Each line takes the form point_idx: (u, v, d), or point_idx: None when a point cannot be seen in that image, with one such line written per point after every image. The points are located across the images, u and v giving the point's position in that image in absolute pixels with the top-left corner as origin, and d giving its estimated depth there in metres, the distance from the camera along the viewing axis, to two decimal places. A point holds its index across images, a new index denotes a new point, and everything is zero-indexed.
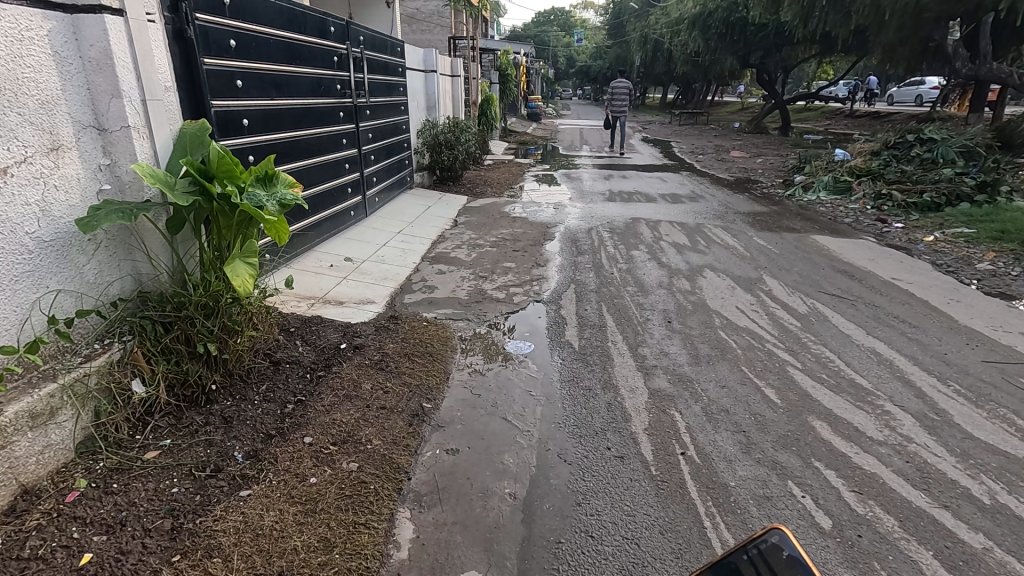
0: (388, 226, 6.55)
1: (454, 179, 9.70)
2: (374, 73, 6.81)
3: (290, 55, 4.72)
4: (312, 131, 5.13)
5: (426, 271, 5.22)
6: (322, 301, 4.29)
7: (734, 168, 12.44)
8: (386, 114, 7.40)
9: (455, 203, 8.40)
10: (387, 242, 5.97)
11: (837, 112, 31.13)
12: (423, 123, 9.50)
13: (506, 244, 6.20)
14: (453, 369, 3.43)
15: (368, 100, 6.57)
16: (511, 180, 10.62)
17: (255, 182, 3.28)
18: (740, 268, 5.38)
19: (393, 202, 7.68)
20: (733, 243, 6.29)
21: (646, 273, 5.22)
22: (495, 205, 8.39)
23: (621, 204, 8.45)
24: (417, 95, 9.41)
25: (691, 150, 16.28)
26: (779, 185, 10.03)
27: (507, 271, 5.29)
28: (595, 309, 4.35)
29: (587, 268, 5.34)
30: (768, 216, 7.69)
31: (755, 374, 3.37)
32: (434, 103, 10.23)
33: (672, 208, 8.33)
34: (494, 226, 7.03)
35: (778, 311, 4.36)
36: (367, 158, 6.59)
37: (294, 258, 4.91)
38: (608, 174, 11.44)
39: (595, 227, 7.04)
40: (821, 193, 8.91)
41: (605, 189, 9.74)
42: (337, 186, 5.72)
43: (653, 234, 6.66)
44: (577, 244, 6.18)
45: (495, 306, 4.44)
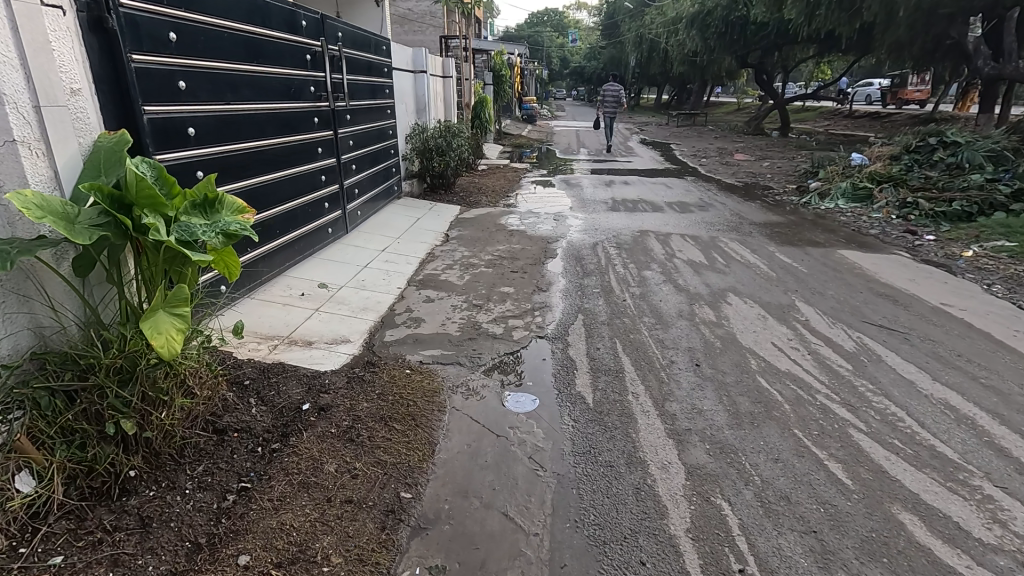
0: (372, 243, 5.91)
1: (445, 187, 9.05)
2: (355, 73, 6.15)
3: (251, 53, 4.05)
4: (279, 140, 4.46)
5: (412, 299, 4.57)
6: (286, 342, 3.64)
7: (741, 172, 11.86)
8: (370, 118, 6.74)
9: (448, 215, 7.77)
10: (370, 263, 5.33)
11: (836, 112, 30.71)
12: (412, 127, 8.86)
13: (503, 264, 5.56)
14: (441, 437, 2.77)
15: (348, 104, 5.92)
16: (507, 187, 9.98)
17: (191, 209, 2.62)
18: (769, 292, 4.76)
19: (379, 214, 7.04)
20: (755, 260, 5.68)
21: (663, 299, 4.60)
22: (491, 216, 7.76)
23: (626, 214, 7.83)
24: (405, 97, 8.78)
25: (693, 152, 15.70)
26: (792, 191, 9.45)
27: (505, 297, 4.65)
28: (609, 348, 3.71)
29: (595, 293, 4.71)
30: (786, 227, 7.09)
31: (811, 441, 2.74)
32: (424, 105, 9.59)
33: (681, 218, 7.72)
34: (490, 242, 6.38)
35: (822, 348, 3.74)
36: (348, 167, 5.94)
37: (258, 288, 4.25)
38: (609, 180, 10.84)
39: (600, 241, 6.41)
40: (839, 200, 8.33)
41: (607, 197, 9.13)
42: (311, 201, 5.07)
43: (665, 250, 6.03)
44: (583, 263, 5.54)
45: (492, 345, 3.79)
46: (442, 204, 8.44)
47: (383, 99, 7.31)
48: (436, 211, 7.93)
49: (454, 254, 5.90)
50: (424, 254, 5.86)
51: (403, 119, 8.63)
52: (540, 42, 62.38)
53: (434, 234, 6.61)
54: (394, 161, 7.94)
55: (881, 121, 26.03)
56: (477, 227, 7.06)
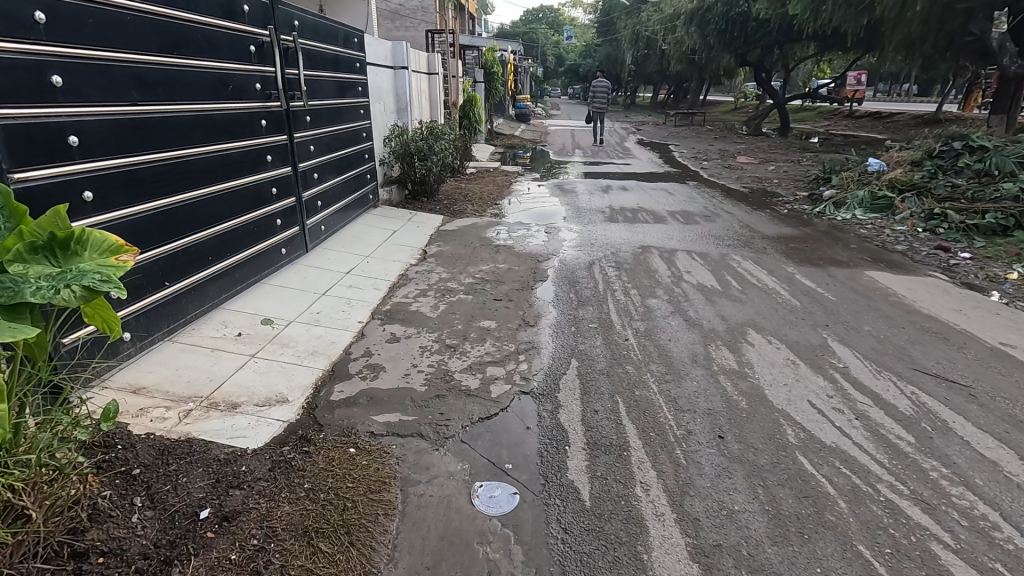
0: (336, 264, 5.17)
1: (428, 195, 8.30)
2: (316, 69, 5.38)
3: (168, 41, 3.29)
4: (210, 148, 3.70)
5: (373, 339, 3.84)
6: (203, 406, 2.90)
7: (746, 176, 11.17)
8: (337, 120, 5.98)
9: (429, 226, 7.04)
10: (329, 290, 4.59)
11: (836, 112, 30.12)
12: (391, 128, 8.11)
13: (484, 289, 4.83)
14: (385, 563, 2.04)
15: (308, 103, 5.18)
16: (496, 193, 9.26)
17: (36, 255, 1.88)
18: (795, 329, 4.05)
19: (349, 227, 6.30)
20: (774, 285, 4.97)
21: (671, 338, 3.88)
22: (476, 227, 7.03)
23: (626, 226, 7.12)
24: (383, 95, 8.04)
25: (694, 154, 15.01)
26: (803, 199, 8.76)
27: (485, 335, 3.92)
28: (609, 412, 2.99)
29: (592, 330, 3.99)
30: (804, 242, 6.40)
31: (885, 567, 2.03)
32: (406, 105, 8.84)
33: (685, 230, 7.02)
34: (472, 261, 5.64)
35: (872, 410, 3.03)
36: (309, 177, 5.20)
37: (183, 329, 3.50)
38: (605, 186, 10.12)
39: (597, 259, 5.70)
40: (856, 210, 7.67)
41: (604, 205, 8.42)
42: (258, 218, 4.33)
43: (671, 272, 5.31)
44: (578, 289, 4.81)
45: (464, 405, 3.06)
46: (423, 213, 7.70)
47: (355, 98, 6.57)
48: (416, 221, 7.19)
49: (430, 276, 5.16)
50: (396, 276, 5.13)
51: (380, 119, 7.88)
52: (535, 39, 61.58)
53: (410, 251, 5.88)
54: (369, 167, 7.20)
55: (883, 121, 25.45)
56: (460, 242, 6.32)
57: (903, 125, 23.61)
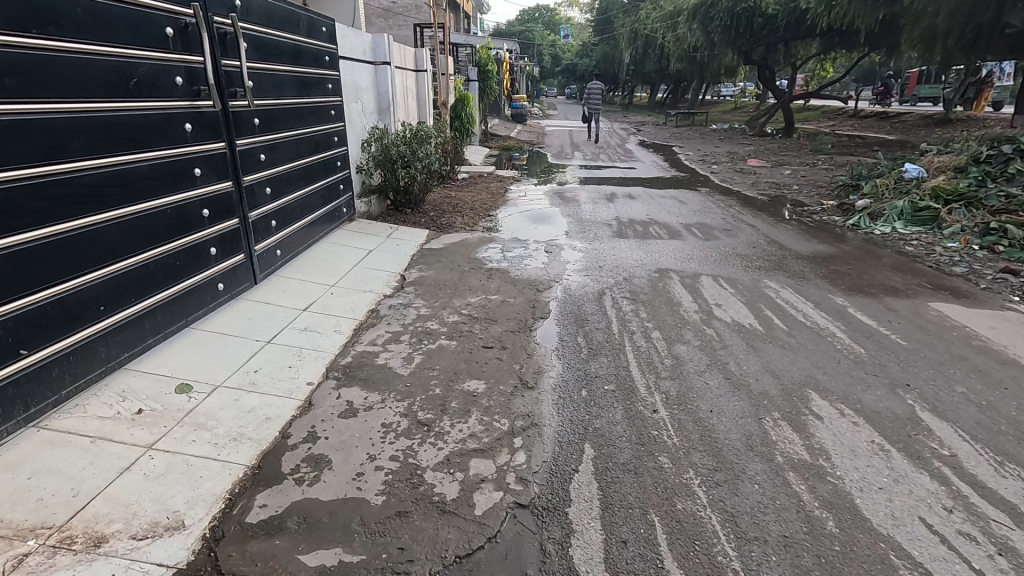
0: (292, 298, 4.25)
1: (411, 206, 7.41)
2: (268, 61, 4.45)
3: (22, 13, 2.36)
4: (99, 161, 2.76)
5: (323, 413, 2.92)
6: (49, 544, 1.97)
7: (762, 182, 10.29)
8: (300, 123, 5.06)
9: (412, 243, 6.14)
10: (277, 335, 3.68)
11: (841, 112, 29.30)
12: (371, 131, 7.18)
13: (473, 332, 3.92)
14: None
15: (257, 102, 4.25)
16: (490, 202, 8.35)
17: None
18: (870, 393, 3.15)
19: (316, 247, 5.38)
20: (827, 324, 4.07)
21: (714, 408, 2.98)
22: (465, 245, 6.11)
23: (637, 243, 6.22)
24: (362, 93, 7.11)
25: (701, 157, 14.15)
26: (832, 208, 7.88)
27: (470, 406, 3.00)
28: (644, 546, 2.08)
29: (608, 396, 3.08)
30: (846, 264, 5.51)
31: None
32: (388, 104, 7.90)
33: (705, 248, 6.13)
34: (458, 290, 4.72)
35: (1017, 536, 2.13)
36: (260, 192, 4.27)
37: (55, 409, 2.58)
38: (610, 193, 9.22)
39: (607, 287, 4.80)
40: (895, 224, 6.79)
41: (610, 216, 7.53)
42: (182, 248, 3.40)
43: (698, 305, 4.40)
44: (587, 332, 3.90)
45: (435, 533, 2.14)
46: (405, 227, 6.78)
47: (323, 98, 5.65)
48: (398, 238, 6.28)
49: (406, 313, 4.24)
50: (365, 313, 4.22)
51: (358, 121, 6.95)
52: (531, 38, 60.58)
53: (385, 277, 4.98)
54: (343, 176, 6.29)
55: (892, 121, 24.64)
56: (445, 265, 5.40)
57: (914, 125, 22.82)
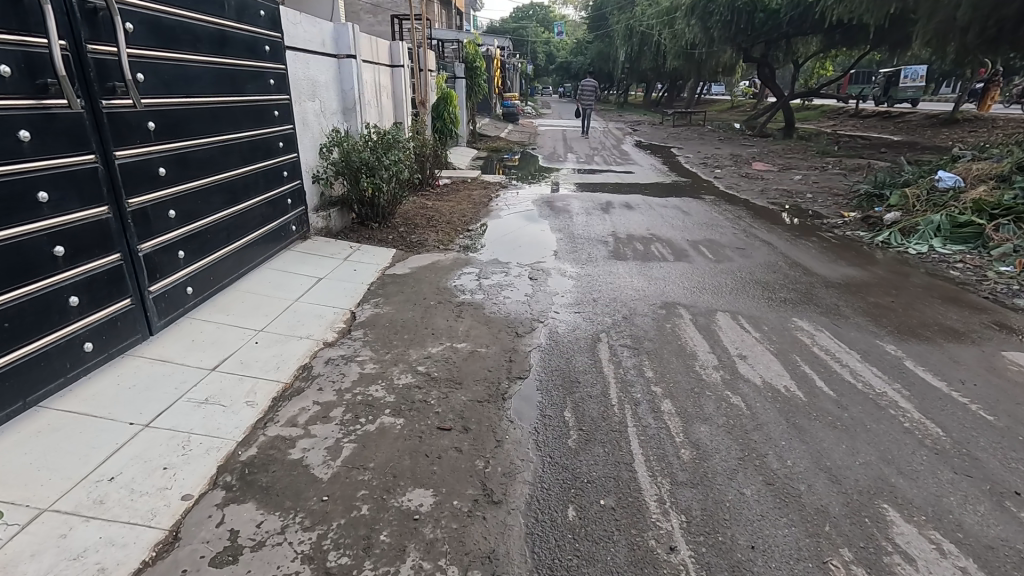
0: (199, 353, 3.31)
1: (379, 220, 6.47)
2: (172, 50, 3.51)
3: None
4: None
5: (188, 559, 1.98)
6: None
7: (771, 189, 9.42)
8: (225, 127, 4.12)
9: (374, 267, 5.22)
10: (162, 413, 2.76)
11: (841, 112, 28.58)
12: (330, 134, 6.24)
13: (428, 403, 3.00)
14: None
15: (154, 102, 3.32)
16: (471, 214, 7.43)
17: None
18: (971, 510, 2.25)
19: (249, 277, 4.44)
20: (886, 388, 3.17)
21: (757, 544, 2.07)
22: (436, 270, 5.19)
23: (638, 266, 5.32)
24: (318, 91, 6.15)
25: (703, 160, 13.27)
26: (855, 221, 7.00)
27: (407, 542, 2.08)
28: None
29: (606, 522, 2.17)
30: (887, 295, 4.63)
31: None
32: (352, 103, 6.95)
33: (718, 272, 5.24)
34: (418, 335, 3.80)
35: None
36: (158, 216, 3.33)
37: None
38: (605, 203, 8.31)
39: (603, 330, 3.90)
40: (932, 242, 5.92)
41: (607, 231, 6.62)
42: (17, 303, 2.46)
43: (717, 358, 3.50)
44: (577, 403, 2.99)
45: None
46: (368, 246, 5.85)
47: (261, 96, 4.70)
48: (358, 260, 5.36)
49: (346, 372, 3.31)
50: (294, 371, 3.30)
51: (313, 122, 6.01)
52: (525, 36, 59.55)
53: (331, 317, 4.06)
54: (292, 187, 5.35)
55: (896, 121, 23.89)
56: (408, 298, 4.49)
57: (919, 125, 22.07)
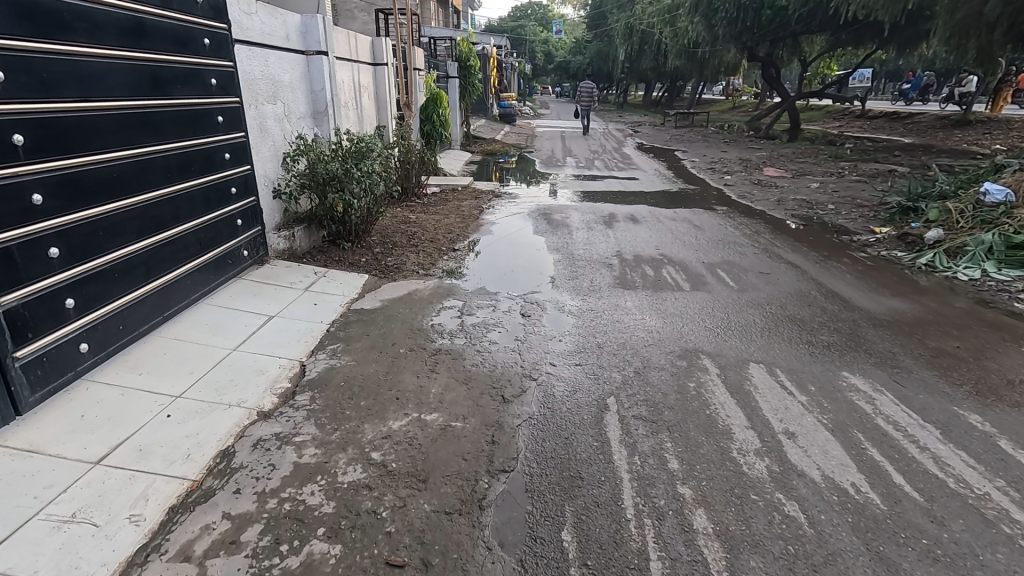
0: (84, 438, 2.53)
1: (351, 239, 5.68)
2: (57, 42, 2.74)
3: None
4: None
5: None
6: None
7: (788, 198, 8.68)
8: (143, 138, 3.34)
9: (340, 300, 4.43)
10: (2, 543, 1.99)
11: (847, 112, 27.88)
12: (295, 142, 5.45)
13: (380, 515, 2.23)
14: None
15: (26, 109, 2.55)
16: (459, 230, 6.67)
17: None
18: None
19: (181, 319, 3.66)
20: (989, 488, 2.40)
21: None
22: (411, 303, 4.41)
23: (648, 298, 4.56)
24: (281, 92, 5.37)
25: (710, 164, 12.53)
26: (890, 239, 6.24)
27: None
28: None
29: None
30: (951, 337, 3.87)
31: None
32: (323, 105, 6.15)
33: (742, 305, 4.47)
34: (378, 401, 3.02)
35: None
36: (31, 257, 2.57)
37: None
38: (608, 216, 7.56)
39: (612, 392, 3.13)
40: (985, 265, 5.16)
41: (610, 250, 5.86)
42: None
43: (759, 437, 2.73)
44: (578, 518, 2.21)
45: None
46: (336, 272, 5.07)
47: (199, 99, 3.93)
48: (322, 291, 4.58)
49: (276, 463, 2.53)
50: (208, 461, 2.52)
51: (273, 128, 5.21)
52: (523, 35, 58.84)
53: (274, 374, 3.28)
54: (244, 206, 4.57)
55: (905, 121, 23.19)
56: (372, 344, 3.71)
57: (930, 126, 21.36)
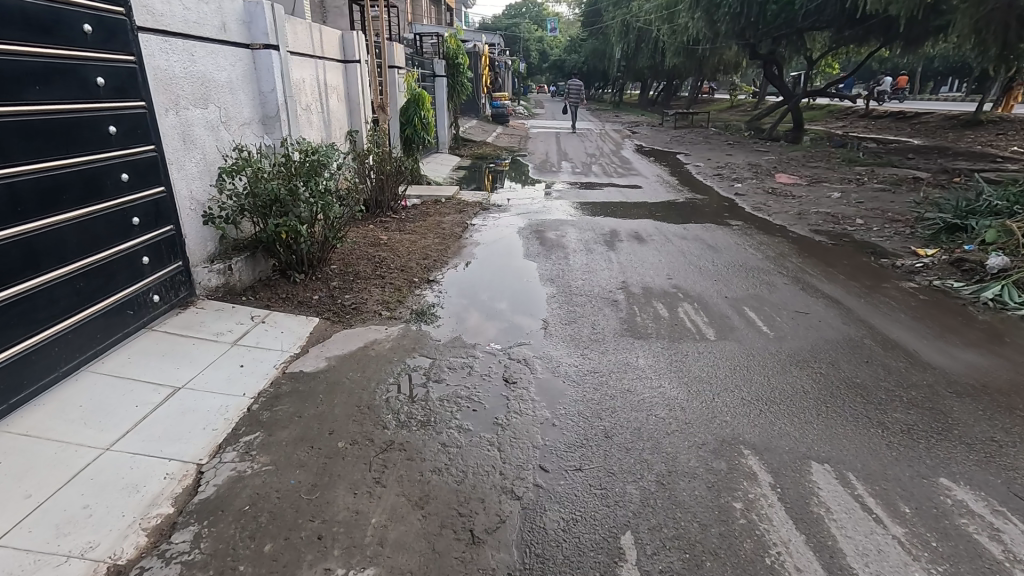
0: None
1: (303, 270, 4.72)
2: None
3: None
4: None
5: None
6: None
7: (810, 210, 7.78)
8: None
9: (274, 360, 3.49)
10: None
11: (850, 112, 27.14)
12: (233, 154, 4.49)
13: None
14: None
15: None
16: (438, 253, 5.73)
17: None
18: None
19: (41, 405, 2.73)
20: None
21: None
22: (366, 363, 3.47)
23: (666, 351, 3.64)
24: (214, 92, 4.40)
25: (717, 169, 11.65)
26: (941, 263, 5.35)
27: None
28: None
29: None
30: None
31: None
32: (274, 109, 5.18)
33: (784, 361, 3.55)
34: (288, 547, 2.07)
35: None
36: None
37: None
38: (609, 234, 6.64)
39: (630, 521, 2.21)
40: None
41: (615, 281, 4.94)
42: None
43: None
44: None
45: None
46: (280, 314, 4.12)
47: (77, 104, 2.99)
48: (254, 346, 3.64)
49: None
50: None
51: (203, 138, 4.25)
52: (517, 33, 57.90)
53: (152, 493, 2.34)
54: (153, 240, 3.58)
55: (912, 122, 22.43)
56: (302, 434, 2.76)
57: (940, 127, 20.61)
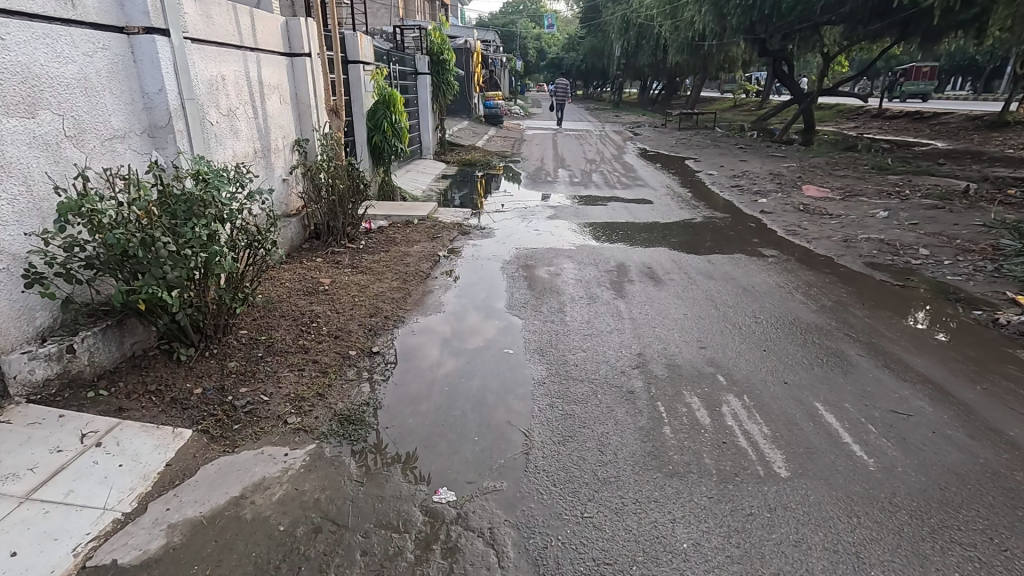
0: None
1: (189, 345, 3.34)
2: None
3: None
4: None
5: None
6: None
7: (858, 235, 6.43)
8: None
9: (78, 535, 2.12)
10: None
11: (861, 111, 25.85)
12: (80, 181, 3.12)
13: None
14: None
15: None
16: (395, 304, 4.38)
17: None
18: None
19: None
20: None
21: None
22: (232, 541, 2.12)
23: (718, 505, 2.30)
24: (51, 92, 3.04)
25: (734, 179, 10.31)
26: None
27: None
28: None
29: None
30: None
31: None
32: (163, 114, 3.80)
33: (912, 528, 2.20)
34: None
35: None
36: None
37: None
38: (617, 270, 5.30)
39: None
40: None
41: (627, 353, 3.59)
42: None
43: None
44: None
45: None
46: (130, 428, 2.73)
47: None
48: (59, 501, 2.26)
49: None
50: None
51: (24, 161, 2.89)
52: (513, 30, 56.50)
53: None
54: None
55: (932, 122, 21.12)
56: None
57: (963, 128, 19.29)
